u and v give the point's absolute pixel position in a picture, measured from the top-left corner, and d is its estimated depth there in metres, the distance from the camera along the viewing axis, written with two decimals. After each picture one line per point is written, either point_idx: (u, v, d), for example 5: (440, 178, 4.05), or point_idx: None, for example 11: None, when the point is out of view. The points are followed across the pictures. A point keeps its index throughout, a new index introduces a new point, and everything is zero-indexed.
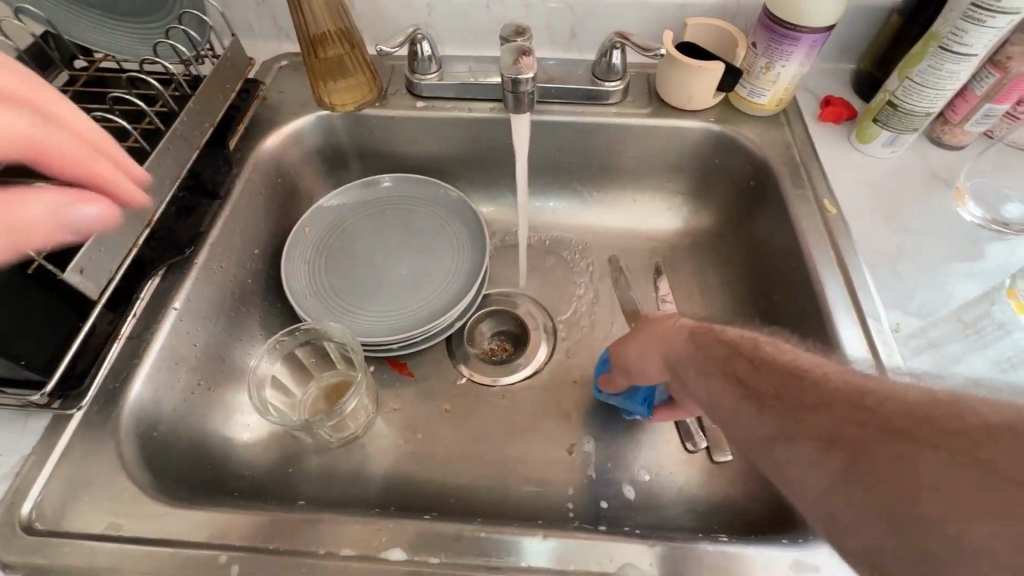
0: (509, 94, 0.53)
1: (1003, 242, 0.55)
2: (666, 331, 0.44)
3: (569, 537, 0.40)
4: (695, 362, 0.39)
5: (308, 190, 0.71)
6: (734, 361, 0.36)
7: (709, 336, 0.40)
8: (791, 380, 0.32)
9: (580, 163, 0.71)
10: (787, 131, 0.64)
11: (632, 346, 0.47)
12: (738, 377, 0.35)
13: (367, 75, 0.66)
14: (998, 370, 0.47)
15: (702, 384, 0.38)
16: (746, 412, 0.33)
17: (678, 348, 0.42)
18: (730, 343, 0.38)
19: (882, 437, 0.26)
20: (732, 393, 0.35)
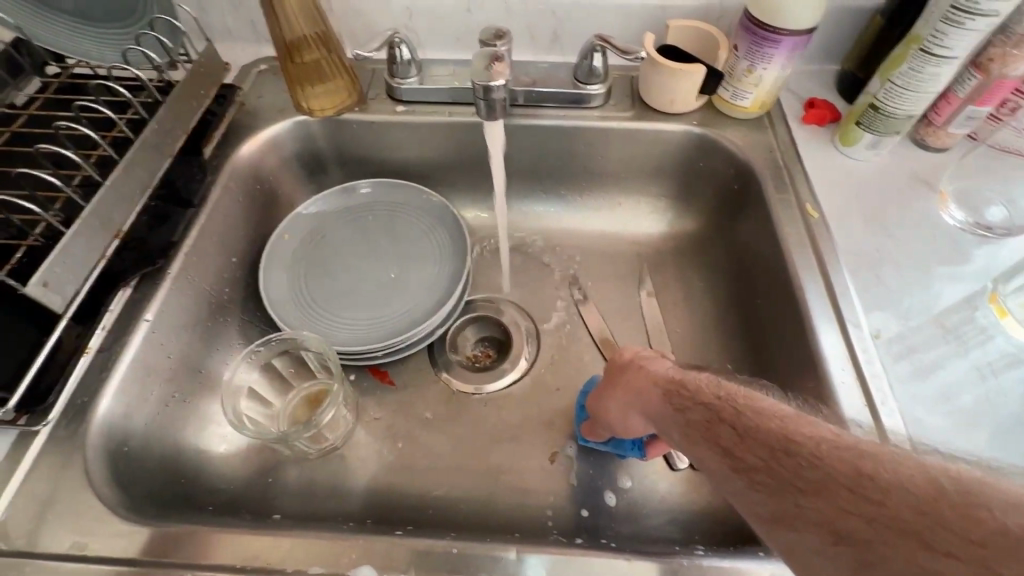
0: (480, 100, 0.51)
1: (987, 245, 0.54)
2: (640, 387, 0.42)
3: (545, 553, 0.39)
4: (675, 426, 0.38)
5: (288, 196, 0.70)
6: (715, 428, 0.35)
7: (685, 397, 0.38)
8: (780, 454, 0.31)
9: (562, 167, 0.70)
10: (770, 134, 0.63)
11: (612, 396, 0.45)
12: (723, 448, 0.33)
13: (345, 79, 0.65)
14: (981, 376, 0.47)
15: (685, 450, 0.36)
16: (741, 490, 0.32)
17: (656, 407, 0.40)
18: (706, 406, 0.36)
19: (890, 537, 0.26)
20: (719, 464, 0.33)
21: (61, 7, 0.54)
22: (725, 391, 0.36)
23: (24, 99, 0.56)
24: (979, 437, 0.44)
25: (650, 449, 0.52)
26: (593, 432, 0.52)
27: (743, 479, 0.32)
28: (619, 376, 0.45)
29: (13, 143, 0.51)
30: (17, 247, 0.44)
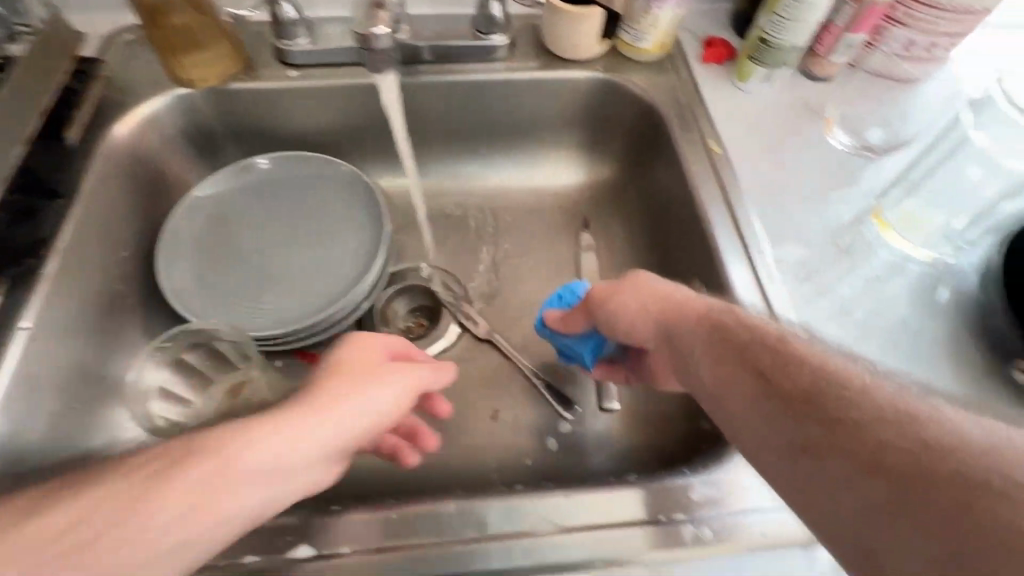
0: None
1: (871, 165, 0.58)
2: (673, 300, 0.42)
3: (482, 503, 0.40)
4: (704, 344, 0.38)
5: (180, 179, 0.64)
6: (753, 352, 0.35)
7: (730, 316, 0.39)
8: (819, 391, 0.31)
9: (475, 125, 0.69)
10: (673, 75, 0.64)
11: (622, 303, 0.45)
12: (762, 373, 0.34)
13: (227, 43, 0.60)
14: (869, 287, 0.51)
15: (713, 367, 0.37)
16: (767, 413, 0.32)
17: (687, 324, 0.40)
18: (743, 337, 0.36)
19: (928, 480, 0.25)
20: (752, 388, 0.34)
21: None
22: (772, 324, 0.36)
23: None
24: (870, 343, 0.48)
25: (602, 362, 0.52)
26: (566, 324, 0.51)
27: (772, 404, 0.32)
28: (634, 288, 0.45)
29: None
30: None
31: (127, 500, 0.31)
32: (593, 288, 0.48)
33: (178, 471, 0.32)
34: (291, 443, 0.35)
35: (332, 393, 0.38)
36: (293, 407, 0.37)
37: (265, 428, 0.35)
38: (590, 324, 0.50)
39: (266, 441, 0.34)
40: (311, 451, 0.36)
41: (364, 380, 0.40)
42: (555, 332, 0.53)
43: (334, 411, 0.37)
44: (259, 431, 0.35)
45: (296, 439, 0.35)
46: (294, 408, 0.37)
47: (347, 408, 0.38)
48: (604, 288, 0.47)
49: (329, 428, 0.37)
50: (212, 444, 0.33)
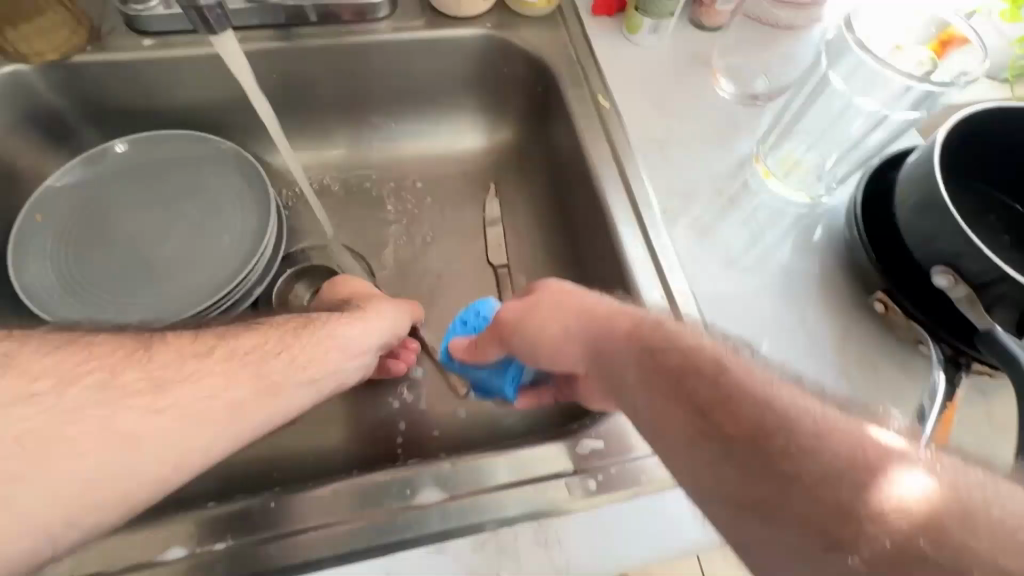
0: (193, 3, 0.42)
1: (754, 112, 0.59)
2: (601, 317, 0.40)
3: (366, 481, 0.39)
4: (636, 369, 0.36)
5: (33, 168, 0.58)
6: (690, 384, 0.33)
7: (658, 337, 0.36)
8: (759, 436, 0.30)
9: (364, 92, 0.65)
10: (563, 29, 0.63)
11: (545, 319, 0.42)
12: (699, 412, 0.32)
13: (64, 10, 0.53)
14: (751, 234, 0.53)
15: (646, 398, 0.35)
16: (711, 460, 0.31)
17: (618, 345, 0.38)
18: (678, 363, 0.34)
19: (881, 557, 0.25)
20: (689, 432, 0.32)
21: None
22: (704, 344, 0.35)
23: None
24: (754, 289, 0.50)
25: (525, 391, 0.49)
26: (473, 353, 0.48)
27: (714, 449, 0.31)
28: (555, 300, 0.42)
29: None
30: None
31: (143, 413, 0.33)
32: (504, 312, 0.44)
33: (205, 381, 0.35)
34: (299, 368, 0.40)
35: (320, 330, 0.43)
36: (303, 335, 0.42)
37: (257, 349, 0.38)
38: (501, 351, 0.46)
39: (268, 367, 0.38)
40: (297, 373, 0.40)
41: (360, 318, 0.46)
42: (464, 363, 0.49)
43: (320, 345, 0.42)
44: (258, 354, 0.38)
45: (297, 368, 0.40)
46: (289, 336, 0.41)
47: (333, 337, 0.43)
48: (517, 310, 0.43)
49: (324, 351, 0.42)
50: (224, 354, 0.37)
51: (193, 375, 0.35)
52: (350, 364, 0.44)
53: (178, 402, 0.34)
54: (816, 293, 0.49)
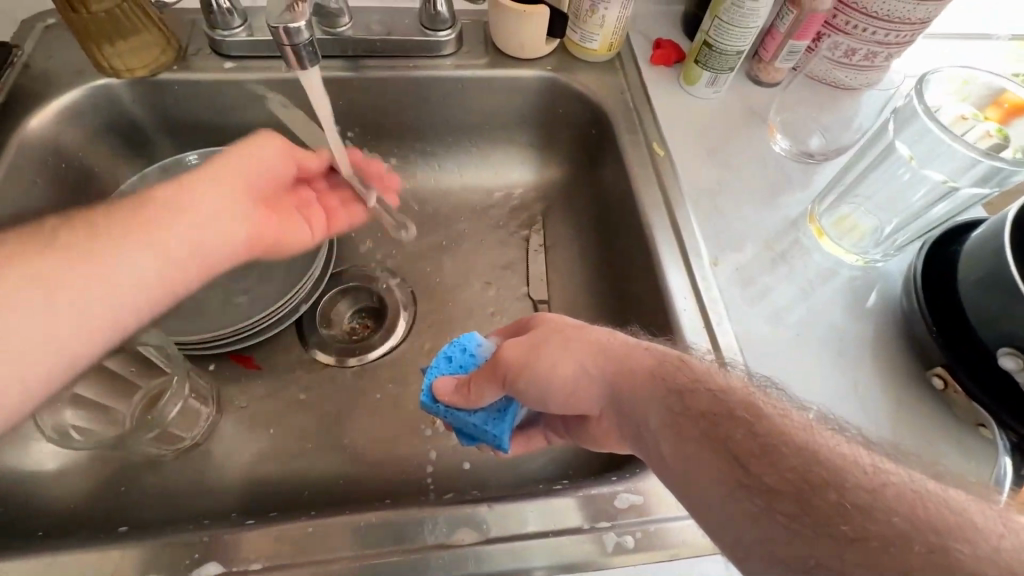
0: (279, 46, 0.44)
1: (810, 171, 0.59)
2: (619, 354, 0.38)
3: (404, 513, 0.39)
4: (660, 417, 0.35)
5: (109, 175, 0.61)
6: (723, 430, 0.33)
7: (684, 379, 0.36)
8: (807, 489, 0.29)
9: (422, 122, 0.67)
10: (622, 76, 0.64)
11: (553, 355, 0.39)
12: (737, 460, 0.31)
13: (157, 32, 0.57)
14: (803, 292, 0.52)
15: (676, 442, 0.34)
16: (753, 513, 0.30)
17: (641, 387, 0.37)
18: (706, 411, 0.34)
19: None
20: (726, 480, 0.31)
21: None
22: (734, 391, 0.34)
23: None
24: (805, 349, 0.49)
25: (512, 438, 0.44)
26: (465, 396, 0.42)
27: (754, 499, 0.30)
28: (565, 338, 0.40)
29: None
30: None
31: (93, 245, 0.36)
32: (507, 350, 0.40)
33: (137, 215, 0.39)
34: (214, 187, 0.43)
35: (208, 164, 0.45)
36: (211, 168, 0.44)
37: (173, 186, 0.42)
38: (502, 392, 0.41)
39: (186, 199, 0.41)
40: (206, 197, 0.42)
41: (242, 143, 0.47)
42: (452, 408, 0.43)
43: (225, 170, 0.45)
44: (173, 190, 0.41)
45: (210, 190, 0.43)
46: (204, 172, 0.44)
47: (232, 156, 0.46)
48: (521, 347, 0.40)
49: (233, 163, 0.45)
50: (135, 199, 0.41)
51: (118, 220, 0.38)
52: (259, 176, 0.47)
53: (111, 232, 0.38)
54: (867, 357, 0.48)
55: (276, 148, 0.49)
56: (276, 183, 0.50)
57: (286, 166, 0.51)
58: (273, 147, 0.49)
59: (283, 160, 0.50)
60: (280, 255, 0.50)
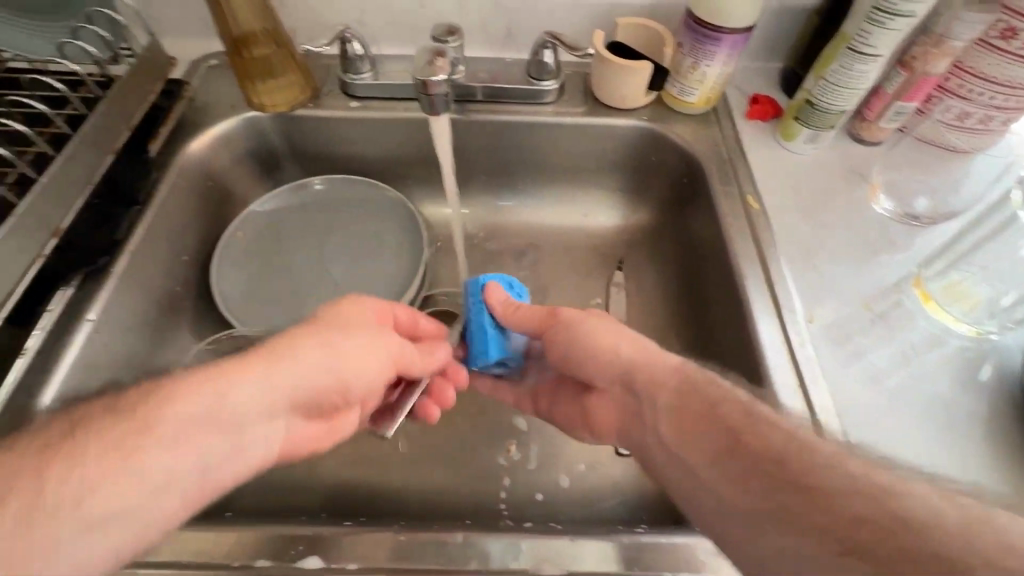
0: (422, 94, 0.51)
1: (916, 234, 0.57)
2: (645, 354, 0.46)
3: (493, 537, 0.41)
4: (669, 401, 0.43)
5: (243, 194, 0.69)
6: (721, 414, 0.40)
7: (701, 389, 0.42)
8: (815, 485, 0.34)
9: (518, 163, 0.71)
10: (717, 129, 0.66)
11: (594, 326, 0.47)
12: (743, 461, 0.37)
13: (299, 75, 0.65)
14: (904, 357, 0.50)
15: (687, 439, 0.41)
16: (736, 478, 0.37)
17: (658, 381, 0.44)
18: (727, 416, 0.39)
19: None
20: (734, 475, 0.37)
21: None
22: (757, 411, 0.39)
23: None
24: (906, 415, 0.46)
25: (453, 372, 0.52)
26: (508, 310, 0.49)
27: (740, 468, 0.37)
28: (608, 321, 0.48)
29: None
30: None
31: (96, 474, 0.30)
32: (559, 308, 0.48)
33: (161, 439, 0.32)
34: (260, 384, 0.37)
35: (268, 353, 0.38)
36: (288, 333, 0.40)
37: (207, 374, 0.35)
38: (528, 325, 0.48)
39: (217, 408, 0.34)
40: (240, 405, 0.35)
41: (330, 329, 0.41)
42: (482, 304, 0.49)
43: (297, 359, 0.38)
44: (206, 380, 0.35)
45: (264, 383, 0.37)
46: (248, 357, 0.37)
47: (336, 336, 0.41)
48: (574, 312, 0.48)
49: (324, 350, 0.40)
50: (149, 409, 0.32)
51: (123, 437, 0.31)
52: (347, 377, 0.41)
53: (103, 458, 0.30)
54: (978, 431, 0.45)
55: (371, 348, 0.43)
56: (363, 391, 0.44)
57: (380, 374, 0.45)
58: (376, 346, 0.44)
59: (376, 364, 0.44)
60: (358, 395, 0.44)
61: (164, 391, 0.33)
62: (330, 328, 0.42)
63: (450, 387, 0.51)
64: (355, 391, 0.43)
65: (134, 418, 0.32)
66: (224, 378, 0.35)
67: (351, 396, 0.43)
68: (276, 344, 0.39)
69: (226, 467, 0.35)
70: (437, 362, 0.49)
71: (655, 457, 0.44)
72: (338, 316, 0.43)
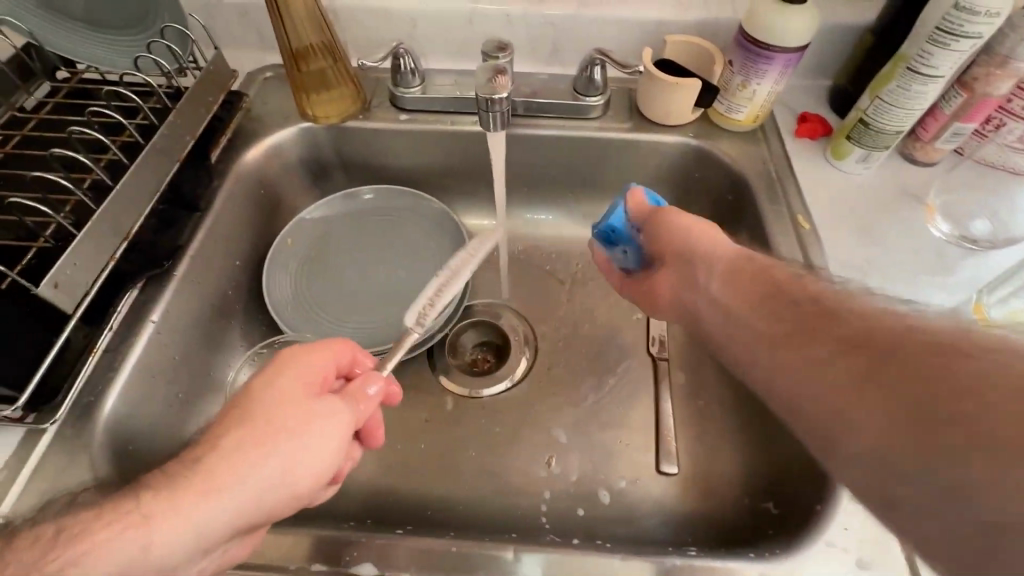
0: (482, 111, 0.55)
1: (972, 258, 0.56)
2: (704, 248, 0.46)
3: (542, 553, 0.41)
4: (725, 269, 0.44)
5: (292, 201, 0.71)
6: (770, 274, 0.41)
7: (759, 269, 0.42)
8: (895, 358, 0.30)
9: (561, 176, 0.72)
10: (765, 146, 0.65)
11: (692, 221, 0.48)
12: (799, 310, 0.37)
13: (351, 88, 0.67)
14: None
15: (731, 291, 0.42)
16: (777, 336, 0.37)
17: (711, 262, 0.45)
18: (776, 276, 0.41)
19: None
20: (780, 332, 0.37)
21: (73, 14, 0.56)
22: (826, 292, 0.37)
23: (35, 102, 0.57)
24: None
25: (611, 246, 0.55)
26: (640, 205, 0.52)
27: (789, 328, 0.37)
28: (695, 216, 0.49)
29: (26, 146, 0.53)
30: (28, 248, 0.46)
31: None
32: (673, 206, 0.50)
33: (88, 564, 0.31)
34: (192, 525, 0.34)
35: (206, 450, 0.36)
36: (220, 451, 0.36)
37: (124, 524, 0.33)
38: (637, 214, 0.52)
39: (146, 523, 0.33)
40: (177, 545, 0.33)
41: (268, 416, 0.39)
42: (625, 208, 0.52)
43: (231, 488, 0.35)
44: (123, 530, 0.32)
45: (195, 521, 0.34)
46: (173, 494, 0.34)
47: (277, 451, 0.38)
48: (671, 207, 0.50)
49: (263, 470, 0.37)
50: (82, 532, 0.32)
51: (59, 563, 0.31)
52: (292, 489, 0.38)
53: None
54: None
55: (320, 438, 0.40)
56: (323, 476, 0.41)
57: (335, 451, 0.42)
58: (321, 445, 0.40)
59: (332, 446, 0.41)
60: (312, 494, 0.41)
61: (73, 551, 0.31)
62: (265, 435, 0.38)
63: (376, 418, 0.49)
64: (307, 495, 0.40)
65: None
66: (146, 528, 0.33)
67: (304, 501, 0.40)
68: (210, 466, 0.35)
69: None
70: (371, 406, 0.45)
71: (696, 309, 0.46)
72: (276, 414, 0.39)
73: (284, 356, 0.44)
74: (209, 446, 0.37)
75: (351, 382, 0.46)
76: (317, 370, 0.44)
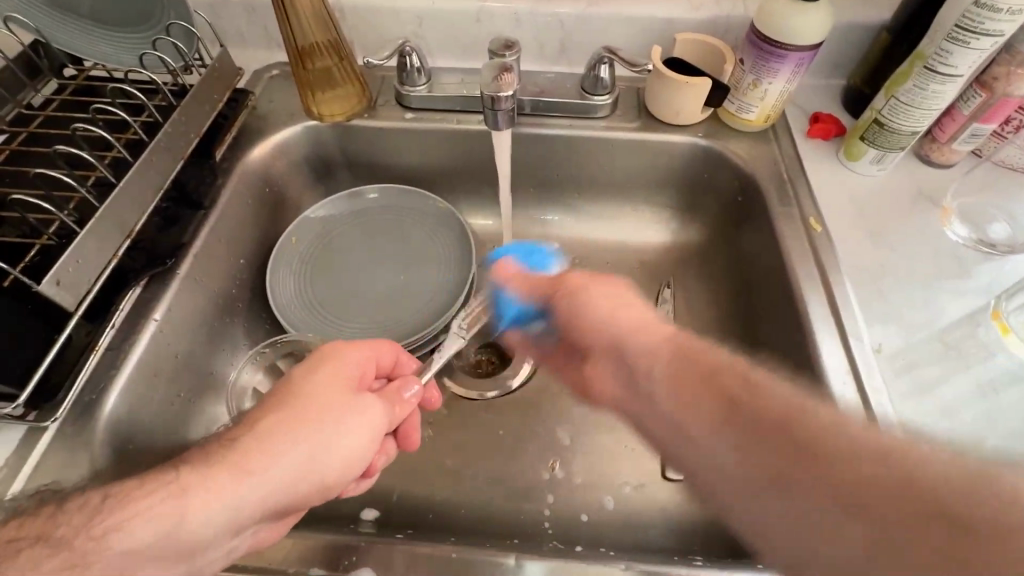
0: (488, 109, 0.54)
1: (990, 262, 0.55)
2: (635, 319, 0.41)
3: (544, 561, 0.40)
4: (667, 371, 0.36)
5: (297, 199, 0.71)
6: (718, 378, 0.34)
7: (697, 358, 0.36)
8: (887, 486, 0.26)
9: (567, 176, 0.71)
10: (776, 147, 0.64)
11: (602, 296, 0.43)
12: (749, 430, 0.31)
13: (356, 86, 0.66)
14: (981, 393, 0.46)
15: (670, 387, 0.36)
16: (753, 469, 0.31)
17: (646, 346, 0.39)
18: (728, 382, 0.34)
19: None
20: (755, 450, 0.31)
21: (80, 11, 0.56)
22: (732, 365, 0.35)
23: (41, 100, 0.57)
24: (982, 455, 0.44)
25: (514, 327, 0.54)
26: (518, 281, 0.51)
27: (746, 436, 0.31)
28: (608, 282, 0.44)
29: (31, 143, 0.53)
30: (31, 245, 0.46)
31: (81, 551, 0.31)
32: (571, 274, 0.46)
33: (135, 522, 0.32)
34: (227, 502, 0.35)
35: (247, 429, 0.38)
36: (263, 432, 0.38)
37: (165, 493, 0.34)
38: (555, 282, 0.47)
39: (184, 493, 0.34)
40: (205, 527, 0.34)
41: (301, 401, 0.40)
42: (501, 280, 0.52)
43: (266, 470, 0.37)
44: (164, 500, 0.33)
45: (229, 500, 0.35)
46: (212, 470, 0.35)
47: (304, 446, 0.38)
48: (579, 278, 0.45)
49: (300, 455, 0.38)
50: (128, 493, 0.33)
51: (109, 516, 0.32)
52: (322, 479, 0.39)
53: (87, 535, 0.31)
54: None
55: (350, 433, 0.41)
56: (352, 470, 0.41)
57: (369, 449, 0.43)
58: (354, 440, 0.41)
59: (365, 444, 0.42)
60: (339, 489, 0.42)
61: (115, 517, 0.32)
62: (301, 422, 0.39)
63: (413, 423, 0.50)
64: (333, 488, 0.41)
65: (74, 550, 0.31)
66: (186, 499, 0.34)
67: (328, 494, 0.41)
68: (248, 447, 0.37)
69: (196, 575, 0.35)
70: (406, 408, 0.47)
71: (639, 411, 0.39)
72: (317, 404, 0.40)
73: (326, 349, 0.45)
74: (249, 427, 0.38)
75: (389, 385, 0.48)
76: (360, 365, 0.45)
